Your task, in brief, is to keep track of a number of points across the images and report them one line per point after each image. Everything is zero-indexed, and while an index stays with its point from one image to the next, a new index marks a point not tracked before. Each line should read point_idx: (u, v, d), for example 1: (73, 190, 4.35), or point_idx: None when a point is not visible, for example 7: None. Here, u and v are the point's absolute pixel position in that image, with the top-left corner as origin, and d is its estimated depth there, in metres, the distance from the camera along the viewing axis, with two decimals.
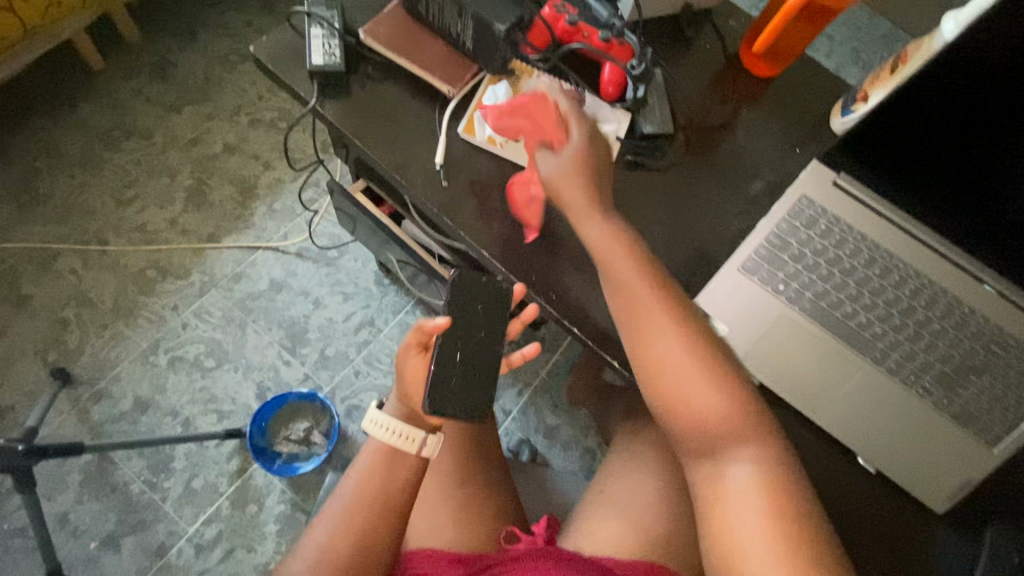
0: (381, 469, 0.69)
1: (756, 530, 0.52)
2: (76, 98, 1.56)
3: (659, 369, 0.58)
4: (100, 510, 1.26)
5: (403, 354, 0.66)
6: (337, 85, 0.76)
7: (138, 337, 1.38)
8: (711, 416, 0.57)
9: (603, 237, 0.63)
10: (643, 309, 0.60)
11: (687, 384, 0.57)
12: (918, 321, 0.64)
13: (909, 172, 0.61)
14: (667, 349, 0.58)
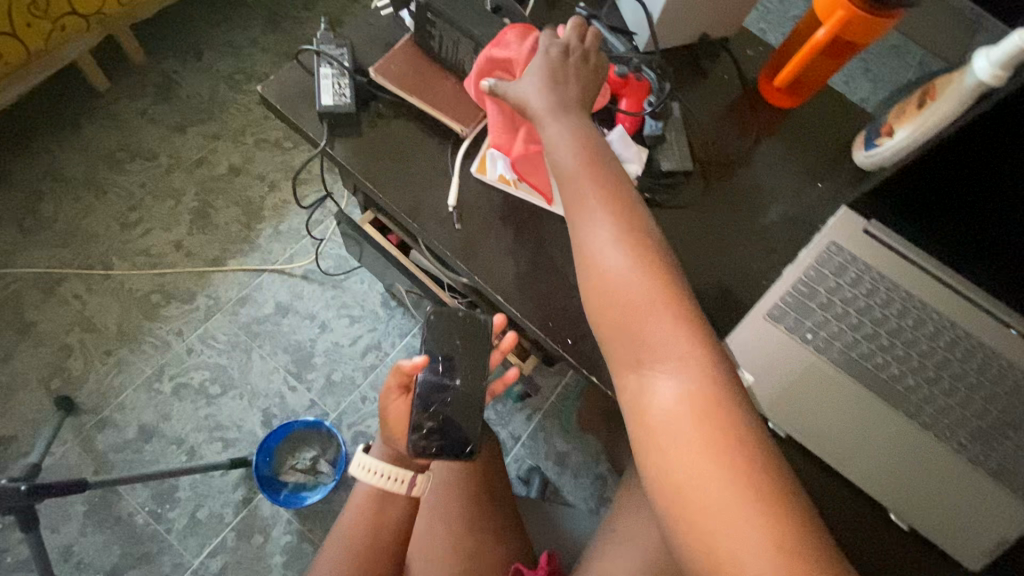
0: (371, 514, 0.71)
1: (687, 442, 0.46)
2: (81, 120, 1.55)
3: (596, 268, 0.55)
4: (103, 542, 1.23)
5: (386, 396, 0.70)
6: (347, 125, 0.74)
7: (143, 363, 1.37)
8: (650, 324, 0.51)
9: (558, 140, 0.60)
10: (590, 215, 0.57)
11: (630, 290, 0.52)
12: (953, 374, 0.62)
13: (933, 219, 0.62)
14: (609, 254, 0.55)
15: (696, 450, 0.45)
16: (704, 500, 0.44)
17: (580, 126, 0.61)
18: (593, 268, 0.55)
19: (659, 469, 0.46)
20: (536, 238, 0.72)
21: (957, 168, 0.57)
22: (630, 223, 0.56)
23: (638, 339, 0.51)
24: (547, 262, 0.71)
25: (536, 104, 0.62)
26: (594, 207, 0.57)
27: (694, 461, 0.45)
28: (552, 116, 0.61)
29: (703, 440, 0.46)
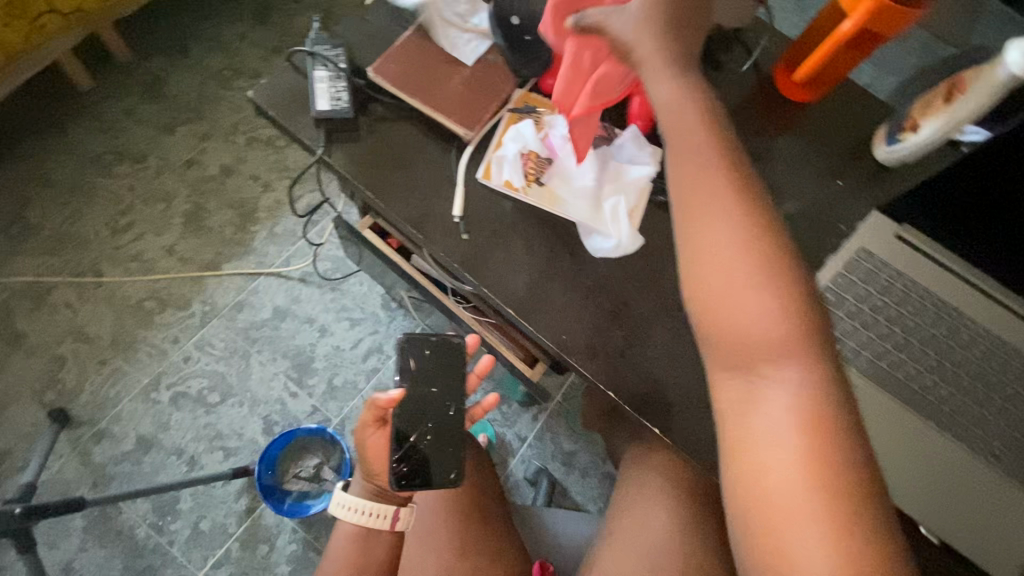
0: (357, 554, 0.70)
1: (786, 453, 0.42)
2: (65, 122, 1.50)
3: (706, 245, 0.48)
4: (105, 556, 1.20)
5: (361, 432, 0.69)
6: (344, 130, 0.70)
7: (139, 373, 1.33)
8: (763, 324, 0.45)
9: (671, 99, 0.52)
10: (696, 194, 0.50)
11: (749, 284, 0.46)
12: (988, 385, 0.60)
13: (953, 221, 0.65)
14: (723, 239, 0.47)
15: (795, 466, 0.41)
16: (789, 514, 0.40)
17: (691, 87, 0.53)
18: (702, 251, 0.48)
19: (747, 474, 0.43)
20: (548, 246, 0.69)
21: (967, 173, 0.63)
22: (750, 208, 0.48)
23: (744, 339, 0.45)
24: (560, 272, 0.68)
25: (643, 51, 0.54)
26: (705, 185, 0.49)
27: (786, 470, 0.41)
28: (662, 72, 0.53)
29: (804, 461, 0.41)
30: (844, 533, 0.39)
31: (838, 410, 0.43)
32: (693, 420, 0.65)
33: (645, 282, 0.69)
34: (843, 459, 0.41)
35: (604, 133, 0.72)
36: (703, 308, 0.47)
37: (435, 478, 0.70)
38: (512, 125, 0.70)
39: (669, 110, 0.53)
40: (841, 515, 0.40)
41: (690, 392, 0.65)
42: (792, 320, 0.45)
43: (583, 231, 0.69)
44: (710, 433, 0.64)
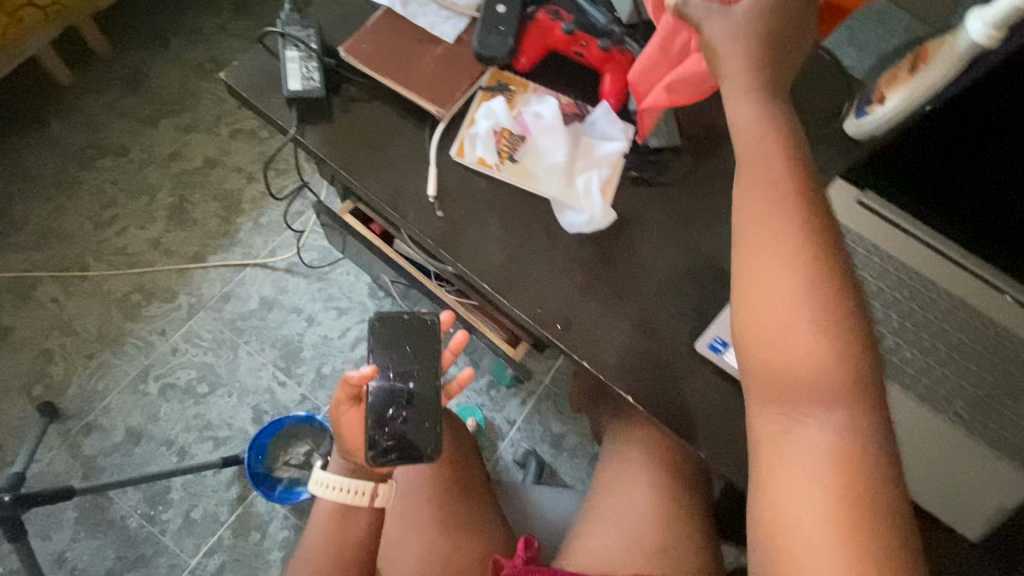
0: (336, 531, 0.71)
1: (811, 491, 0.43)
2: (46, 117, 1.49)
3: (758, 277, 0.48)
4: (98, 546, 1.21)
5: (336, 410, 0.69)
6: (317, 111, 0.71)
7: (127, 365, 1.33)
8: (812, 367, 0.45)
9: (748, 127, 0.52)
10: (753, 232, 0.49)
11: (796, 325, 0.46)
12: (949, 344, 0.61)
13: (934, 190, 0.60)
14: (781, 279, 0.47)
15: (817, 504, 0.42)
16: (805, 546, 0.42)
17: (772, 116, 0.52)
18: (758, 290, 0.48)
19: (769, 503, 0.44)
20: (522, 222, 0.70)
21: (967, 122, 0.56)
22: (808, 243, 0.47)
23: (787, 373, 0.46)
24: (535, 247, 0.69)
25: (732, 67, 0.53)
26: (767, 223, 0.49)
27: (808, 507, 0.43)
28: (741, 96, 0.52)
29: (834, 499, 0.42)
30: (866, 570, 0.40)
31: (875, 457, 0.43)
32: (666, 388, 0.66)
33: (618, 255, 0.70)
34: (874, 502, 0.42)
35: (576, 110, 0.73)
36: (750, 341, 0.48)
37: (410, 454, 0.71)
38: (485, 103, 0.71)
39: (739, 135, 0.53)
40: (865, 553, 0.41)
41: (662, 361, 0.67)
42: (843, 367, 0.45)
43: (557, 207, 0.70)
44: (683, 401, 0.65)
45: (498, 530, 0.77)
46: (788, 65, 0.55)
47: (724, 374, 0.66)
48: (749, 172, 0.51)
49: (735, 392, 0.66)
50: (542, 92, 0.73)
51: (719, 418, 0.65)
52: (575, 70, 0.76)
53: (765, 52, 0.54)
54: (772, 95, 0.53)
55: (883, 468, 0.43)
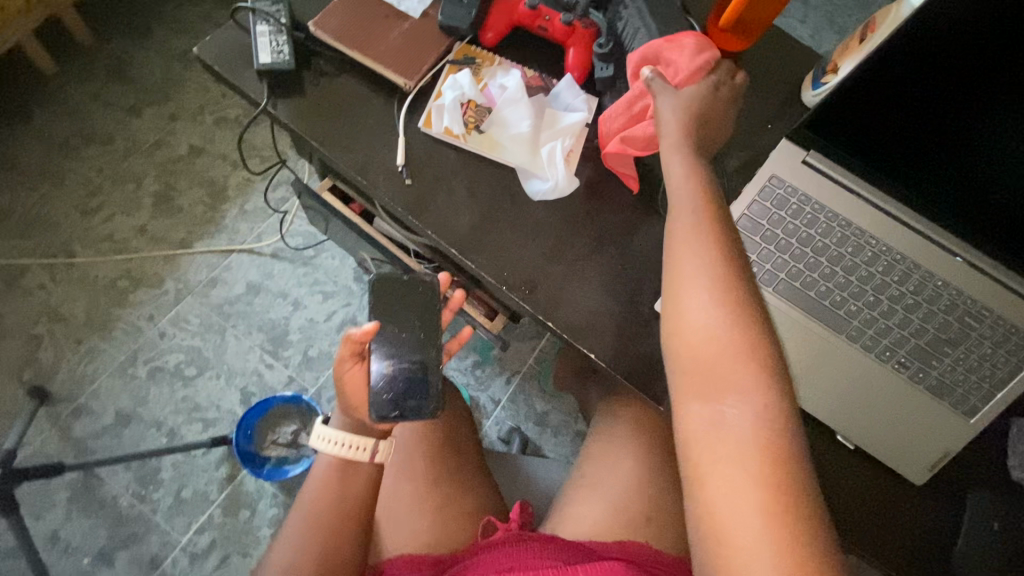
0: (335, 484, 0.68)
1: (738, 475, 0.44)
2: (30, 107, 1.50)
3: (679, 282, 0.53)
4: (89, 526, 1.23)
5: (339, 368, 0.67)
6: (289, 84, 0.73)
7: (116, 349, 1.35)
8: (731, 359, 0.49)
9: (682, 168, 0.58)
10: (680, 255, 0.54)
11: (711, 320, 0.50)
12: (892, 297, 0.64)
13: (883, 143, 0.61)
14: (703, 295, 0.51)
15: (743, 486, 0.44)
16: (736, 530, 0.43)
17: (701, 165, 0.58)
18: (685, 305, 0.52)
19: (701, 491, 0.46)
20: (489, 189, 0.72)
21: (921, 73, 0.56)
22: (722, 250, 0.53)
23: (708, 365, 0.49)
24: (502, 212, 0.72)
25: (669, 131, 0.60)
26: (691, 246, 0.53)
27: (734, 490, 0.44)
28: (674, 151, 0.59)
29: (758, 481, 0.44)
30: (787, 547, 0.42)
31: (794, 440, 0.45)
32: (629, 346, 0.68)
33: (582, 220, 0.73)
34: (796, 487, 0.44)
35: (542, 83, 0.76)
36: (676, 339, 0.52)
37: (415, 413, 0.70)
38: (451, 76, 0.74)
39: (670, 171, 0.59)
40: (788, 534, 0.42)
41: (625, 320, 0.69)
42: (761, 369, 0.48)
43: (522, 176, 0.72)
44: (644, 358, 0.68)
45: (487, 490, 0.80)
46: (720, 131, 0.63)
47: None
48: (678, 201, 0.57)
49: None
50: (508, 65, 0.76)
51: None
52: (539, 45, 0.79)
53: (701, 121, 0.61)
54: (701, 151, 0.60)
55: (804, 458, 0.45)
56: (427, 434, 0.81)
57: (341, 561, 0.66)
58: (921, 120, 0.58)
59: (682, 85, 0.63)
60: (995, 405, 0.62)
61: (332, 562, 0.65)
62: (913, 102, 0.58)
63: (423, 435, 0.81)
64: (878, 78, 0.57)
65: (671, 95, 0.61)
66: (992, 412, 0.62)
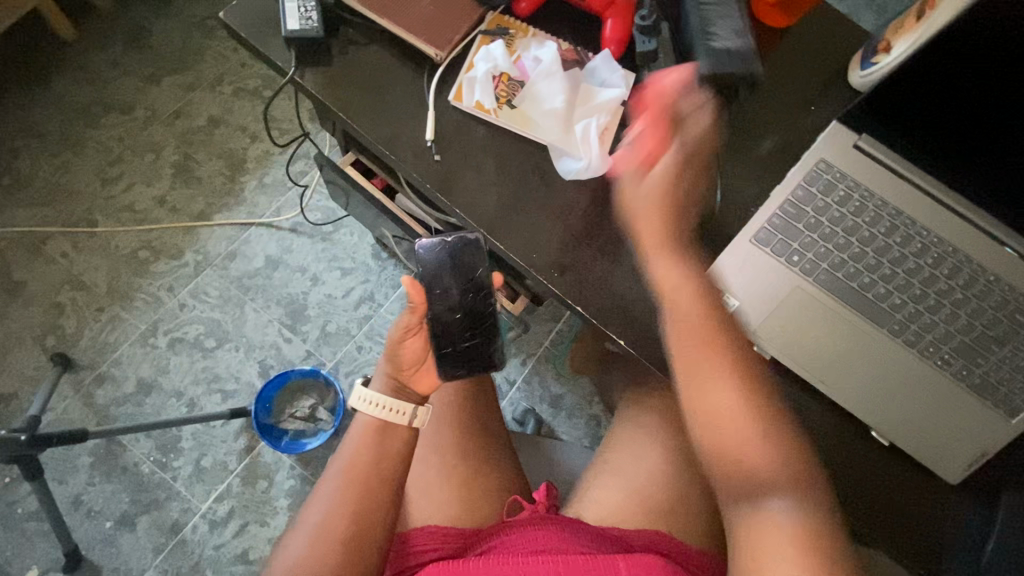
0: (374, 443, 0.66)
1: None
2: (50, 74, 1.49)
3: (697, 394, 0.55)
4: (112, 491, 1.25)
5: (396, 336, 0.67)
6: (317, 53, 0.71)
7: (137, 319, 1.36)
8: (758, 466, 0.53)
9: (671, 272, 0.58)
10: (695, 355, 0.56)
11: (733, 429, 0.54)
12: (939, 291, 0.62)
13: (944, 125, 0.57)
14: (724, 390, 0.54)
15: None
16: None
17: (692, 265, 0.59)
18: (707, 401, 0.54)
19: None
20: (519, 167, 0.70)
21: (992, 51, 0.52)
22: (735, 359, 0.55)
23: (741, 474, 0.53)
24: (531, 191, 0.70)
25: (642, 226, 0.59)
26: (702, 358, 0.55)
27: None
28: (655, 249, 0.58)
29: None
30: None
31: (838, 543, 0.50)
32: (658, 333, 0.67)
33: (615, 201, 0.70)
34: None
35: (577, 57, 0.74)
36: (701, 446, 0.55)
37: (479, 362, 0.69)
38: (484, 47, 0.71)
39: (656, 274, 0.58)
40: None
41: (655, 305, 0.67)
42: (786, 455, 0.53)
43: (554, 153, 0.70)
44: None
45: (512, 470, 0.79)
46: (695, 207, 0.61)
47: None
48: (676, 305, 0.57)
49: None
50: (543, 37, 0.73)
51: None
52: (574, 16, 0.76)
53: (677, 207, 0.59)
54: (685, 244, 0.59)
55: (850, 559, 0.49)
56: (455, 412, 0.81)
57: (374, 522, 0.63)
58: (983, 103, 0.55)
59: (652, 155, 0.59)
60: None
61: (366, 522, 0.63)
62: (977, 83, 0.55)
63: (451, 412, 0.81)
64: (946, 54, 0.54)
65: (640, 181, 0.59)
66: None
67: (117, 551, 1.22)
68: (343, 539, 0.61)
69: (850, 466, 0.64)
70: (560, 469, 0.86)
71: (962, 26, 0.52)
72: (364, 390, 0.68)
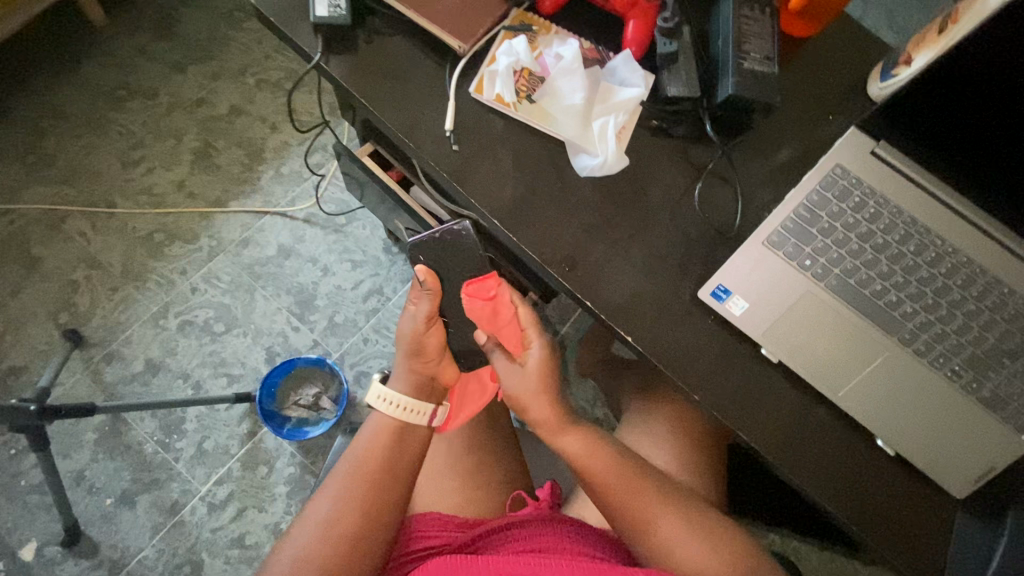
0: (386, 440, 0.68)
1: None
2: (79, 56, 1.52)
3: (656, 538, 0.63)
4: (115, 468, 1.26)
5: (420, 328, 0.73)
6: (342, 40, 0.73)
7: (148, 300, 1.38)
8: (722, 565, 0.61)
9: (581, 445, 0.67)
10: (631, 494, 0.65)
11: (695, 550, 0.62)
12: (952, 301, 0.61)
13: (969, 132, 0.57)
14: (671, 524, 0.63)
15: None
16: None
17: (587, 430, 0.69)
18: (661, 538, 0.63)
19: None
20: (535, 161, 0.71)
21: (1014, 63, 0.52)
22: (670, 496, 0.66)
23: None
24: (546, 186, 0.70)
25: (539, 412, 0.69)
26: (654, 504, 0.64)
27: None
28: (560, 431, 0.69)
29: None
30: None
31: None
32: (665, 333, 0.67)
33: (629, 200, 0.71)
34: None
35: (597, 56, 0.74)
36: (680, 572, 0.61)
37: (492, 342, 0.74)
38: (507, 41, 0.72)
39: (574, 453, 0.67)
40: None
41: (664, 304, 0.68)
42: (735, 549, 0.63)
43: (571, 150, 0.71)
44: (679, 344, 0.67)
45: (513, 463, 0.80)
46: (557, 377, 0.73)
47: (722, 320, 0.67)
48: (604, 474, 0.66)
49: (735, 341, 0.67)
50: (564, 35, 0.74)
51: (717, 365, 0.66)
52: (597, 16, 0.76)
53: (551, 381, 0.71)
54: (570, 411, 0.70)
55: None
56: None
57: (385, 512, 0.63)
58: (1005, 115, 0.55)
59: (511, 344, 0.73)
60: None
61: (376, 515, 0.63)
62: (997, 95, 0.54)
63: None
64: (971, 63, 0.53)
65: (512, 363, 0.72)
66: None
67: (115, 528, 1.23)
68: (357, 531, 0.61)
69: (858, 479, 0.64)
70: (561, 466, 0.87)
71: (985, 37, 0.51)
72: (381, 388, 0.71)
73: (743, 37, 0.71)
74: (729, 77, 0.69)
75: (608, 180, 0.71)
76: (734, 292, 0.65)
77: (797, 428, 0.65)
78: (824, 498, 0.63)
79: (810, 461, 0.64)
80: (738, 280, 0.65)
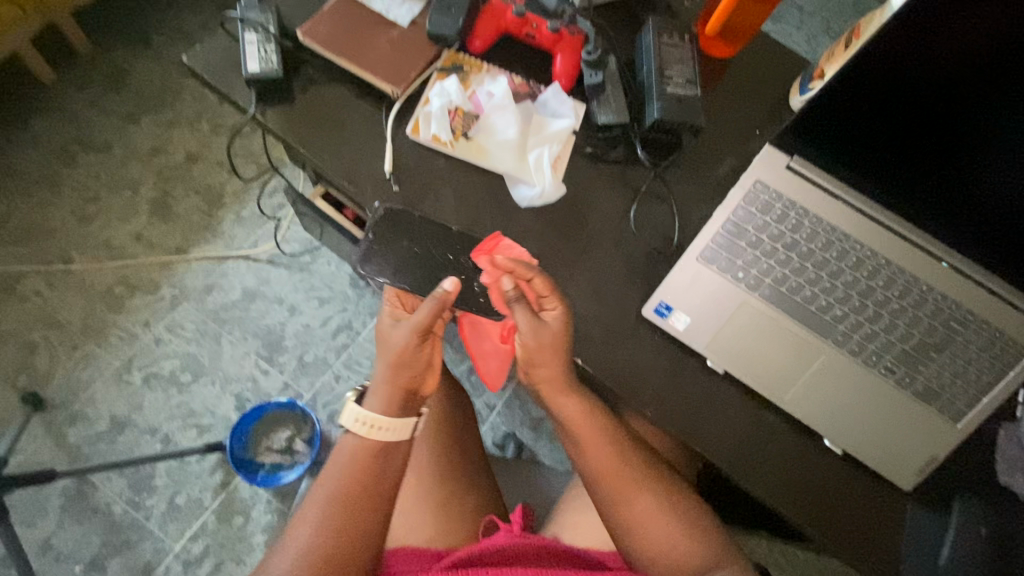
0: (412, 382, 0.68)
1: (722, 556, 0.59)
2: (28, 115, 1.51)
3: (628, 513, 0.63)
4: (82, 533, 1.22)
5: (410, 342, 0.61)
6: (278, 92, 0.74)
7: (111, 355, 1.35)
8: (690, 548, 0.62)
9: (574, 416, 0.65)
10: (616, 469, 0.64)
11: (670, 529, 0.62)
12: (878, 302, 0.64)
13: (872, 142, 0.59)
14: (649, 505, 0.63)
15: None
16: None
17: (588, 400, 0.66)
18: (636, 514, 0.63)
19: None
20: (477, 196, 0.73)
21: (937, 50, 0.53)
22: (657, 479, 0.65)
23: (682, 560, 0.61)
24: (490, 220, 0.72)
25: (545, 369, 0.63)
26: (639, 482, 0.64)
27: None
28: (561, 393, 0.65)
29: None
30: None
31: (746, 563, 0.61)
32: (615, 354, 0.68)
33: (573, 227, 0.73)
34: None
35: (529, 90, 0.77)
36: (646, 547, 0.62)
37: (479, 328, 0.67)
38: (439, 83, 0.74)
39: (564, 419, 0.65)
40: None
41: (612, 326, 0.69)
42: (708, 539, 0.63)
43: (509, 181, 0.73)
44: (630, 364, 0.68)
45: (486, 490, 0.81)
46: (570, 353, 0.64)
47: (669, 337, 0.69)
48: (588, 440, 0.65)
49: (683, 356, 0.69)
50: (495, 72, 0.77)
51: (669, 383, 0.68)
52: (526, 51, 0.80)
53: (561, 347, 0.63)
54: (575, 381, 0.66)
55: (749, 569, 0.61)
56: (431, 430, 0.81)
57: (376, 504, 0.62)
58: (925, 106, 0.56)
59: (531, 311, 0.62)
60: (982, 408, 0.62)
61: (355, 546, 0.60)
62: (929, 85, 0.55)
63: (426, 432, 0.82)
64: (873, 67, 0.55)
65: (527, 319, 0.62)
66: (979, 416, 0.62)
67: None
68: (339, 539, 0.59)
69: (809, 477, 0.66)
70: (534, 491, 0.87)
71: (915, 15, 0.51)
72: (357, 409, 0.64)
73: (664, 64, 0.75)
74: (654, 102, 0.73)
75: (551, 209, 0.73)
76: (675, 307, 0.67)
77: (749, 436, 0.67)
78: (779, 502, 0.64)
79: (764, 466, 0.66)
80: (679, 295, 0.67)
